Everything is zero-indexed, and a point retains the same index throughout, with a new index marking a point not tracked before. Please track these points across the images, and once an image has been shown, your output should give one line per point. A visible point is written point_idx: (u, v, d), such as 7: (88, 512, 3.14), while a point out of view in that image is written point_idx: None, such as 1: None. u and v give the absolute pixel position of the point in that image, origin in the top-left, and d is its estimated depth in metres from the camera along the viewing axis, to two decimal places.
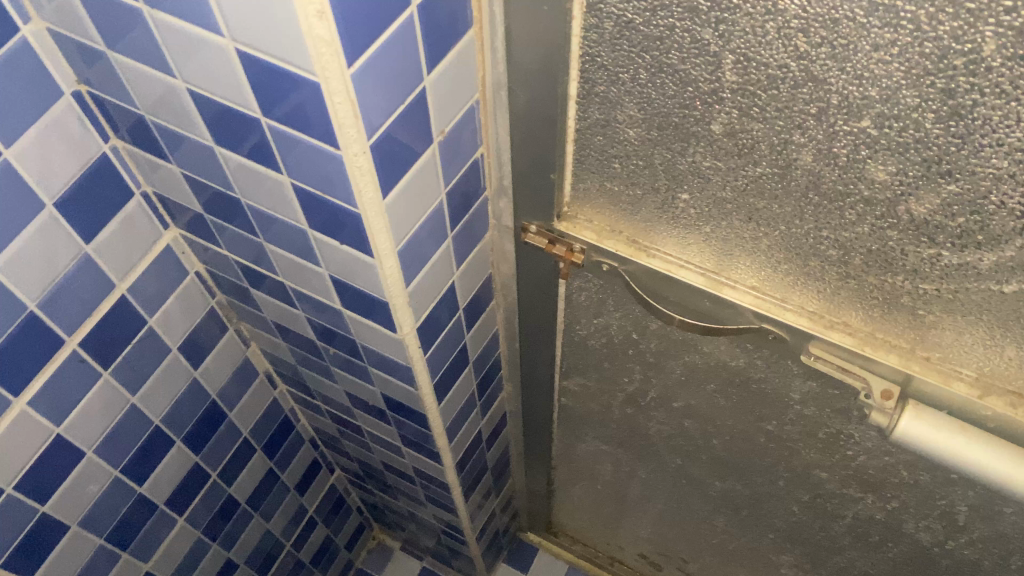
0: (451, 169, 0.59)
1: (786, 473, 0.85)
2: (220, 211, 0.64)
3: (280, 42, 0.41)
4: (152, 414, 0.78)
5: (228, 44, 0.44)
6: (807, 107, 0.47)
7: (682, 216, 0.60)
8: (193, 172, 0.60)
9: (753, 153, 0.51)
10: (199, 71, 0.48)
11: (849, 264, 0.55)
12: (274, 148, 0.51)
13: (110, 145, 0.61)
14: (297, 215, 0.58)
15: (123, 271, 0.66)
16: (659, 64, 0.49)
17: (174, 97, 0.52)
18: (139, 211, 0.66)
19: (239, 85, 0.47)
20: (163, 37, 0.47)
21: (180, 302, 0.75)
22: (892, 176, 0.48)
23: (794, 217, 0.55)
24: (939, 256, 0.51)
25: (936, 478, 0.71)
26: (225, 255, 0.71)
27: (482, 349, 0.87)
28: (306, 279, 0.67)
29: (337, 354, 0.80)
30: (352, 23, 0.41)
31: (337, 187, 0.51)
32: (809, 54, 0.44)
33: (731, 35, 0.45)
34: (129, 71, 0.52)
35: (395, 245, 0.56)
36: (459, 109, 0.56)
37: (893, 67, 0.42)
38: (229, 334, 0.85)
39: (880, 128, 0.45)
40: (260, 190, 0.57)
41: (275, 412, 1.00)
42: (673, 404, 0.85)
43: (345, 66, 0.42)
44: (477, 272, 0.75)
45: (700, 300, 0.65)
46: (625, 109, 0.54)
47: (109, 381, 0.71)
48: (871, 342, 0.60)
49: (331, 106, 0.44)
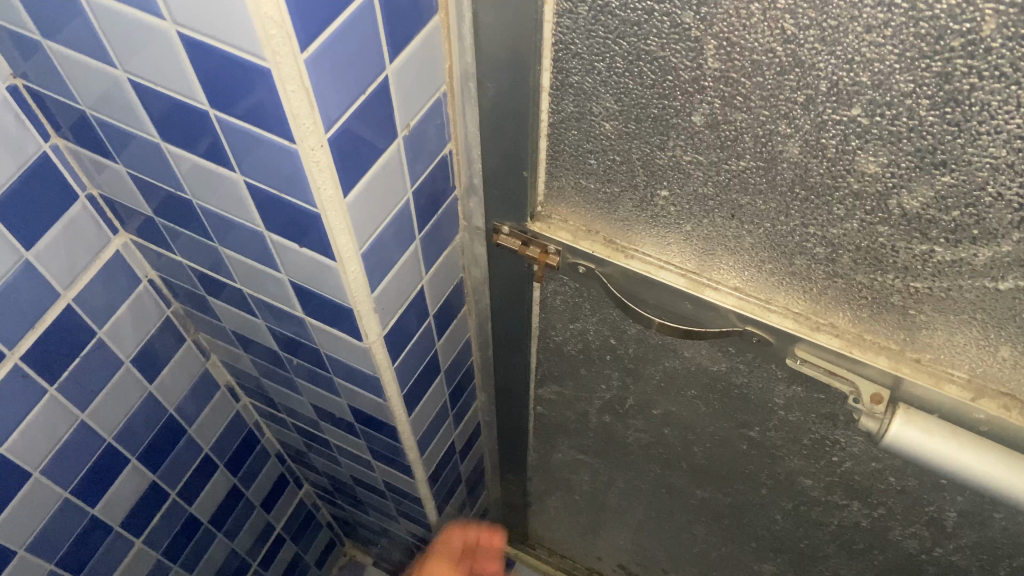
0: (419, 167, 0.56)
1: (768, 480, 0.83)
2: (172, 214, 0.60)
3: (225, 25, 0.38)
4: (103, 431, 0.74)
5: (170, 28, 0.40)
6: (794, 95, 0.44)
7: (662, 214, 0.58)
8: (140, 172, 0.56)
9: (736, 146, 0.49)
10: (141, 60, 0.44)
11: (836, 262, 0.53)
12: (226, 145, 0.48)
13: (51, 144, 0.57)
14: (253, 217, 0.54)
15: (71, 277, 0.62)
16: (637, 52, 0.46)
17: (116, 90, 0.48)
18: (84, 215, 0.62)
19: (184, 74, 0.43)
20: (100, 22, 0.43)
21: (132, 311, 0.71)
22: (883, 168, 0.45)
23: (778, 214, 0.52)
24: (932, 252, 0.48)
25: (925, 484, 0.68)
26: (179, 261, 0.67)
27: (453, 358, 0.83)
28: (264, 285, 0.63)
29: (301, 365, 0.76)
30: (306, 3, 0.37)
31: (295, 185, 0.47)
32: (796, 37, 0.41)
33: (714, 18, 0.42)
34: (65, 63, 0.48)
35: (358, 248, 0.53)
36: (426, 101, 0.53)
37: (885, 49, 0.39)
38: (186, 345, 0.81)
39: (871, 116, 0.43)
40: (212, 190, 0.54)
41: (239, 425, 0.96)
42: (652, 411, 0.83)
43: (298, 51, 0.39)
44: (448, 276, 0.72)
45: (680, 302, 0.62)
46: (601, 100, 0.51)
47: (56, 396, 0.66)
48: (859, 344, 0.57)
49: (284, 94, 0.40)
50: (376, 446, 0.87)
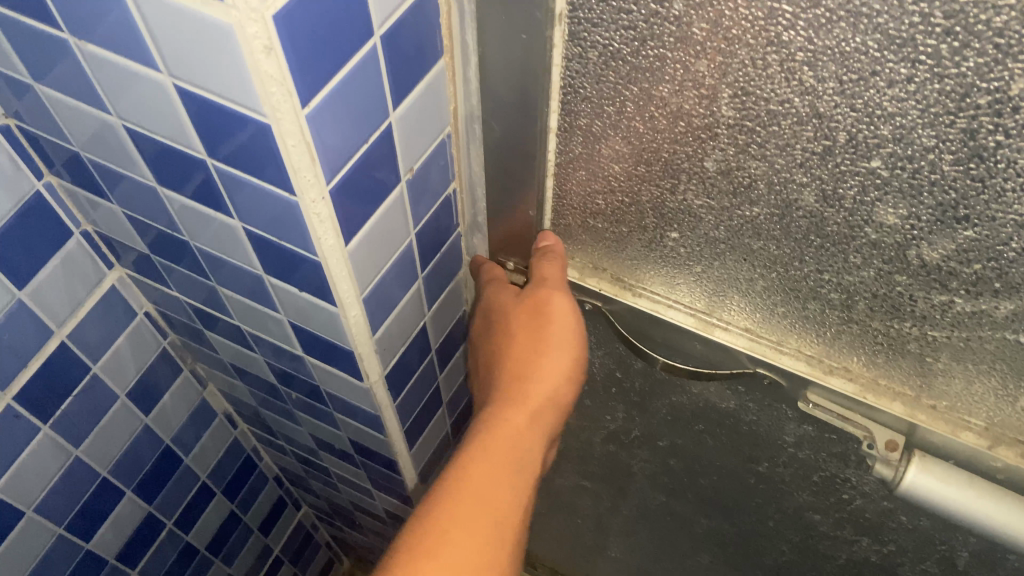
0: (424, 207, 0.54)
1: (777, 513, 0.81)
2: (167, 252, 0.58)
3: (223, 80, 0.36)
4: (98, 465, 0.72)
5: (166, 80, 0.39)
6: (811, 145, 0.43)
7: (672, 254, 0.56)
8: (135, 212, 0.55)
9: (750, 192, 0.47)
10: (135, 107, 0.42)
11: (852, 308, 0.51)
12: (223, 191, 0.46)
13: (44, 182, 0.55)
14: (251, 260, 0.52)
15: (66, 315, 0.61)
16: (648, 96, 0.45)
17: (110, 133, 0.47)
18: (79, 251, 0.60)
19: (181, 123, 0.42)
20: (93, 69, 0.41)
21: (129, 345, 0.70)
22: (902, 220, 0.44)
23: (792, 259, 0.51)
24: (951, 303, 0.47)
25: (937, 524, 0.67)
26: (176, 296, 0.65)
27: (455, 389, 0.82)
28: (263, 323, 0.62)
29: (300, 398, 0.75)
30: (309, 59, 0.36)
31: (294, 234, 0.45)
32: (815, 89, 0.40)
33: (729, 68, 0.41)
34: (59, 106, 0.47)
35: (359, 291, 0.51)
36: (431, 143, 0.50)
37: (908, 104, 0.38)
38: (183, 376, 0.79)
39: (891, 169, 0.41)
40: (209, 233, 0.52)
41: (237, 451, 0.94)
42: (658, 443, 0.81)
43: (300, 107, 0.37)
44: (452, 310, 0.70)
45: (688, 342, 0.61)
46: (611, 143, 0.50)
47: (49, 434, 0.65)
48: (874, 389, 0.56)
49: (284, 149, 0.39)
50: (376, 476, 0.86)
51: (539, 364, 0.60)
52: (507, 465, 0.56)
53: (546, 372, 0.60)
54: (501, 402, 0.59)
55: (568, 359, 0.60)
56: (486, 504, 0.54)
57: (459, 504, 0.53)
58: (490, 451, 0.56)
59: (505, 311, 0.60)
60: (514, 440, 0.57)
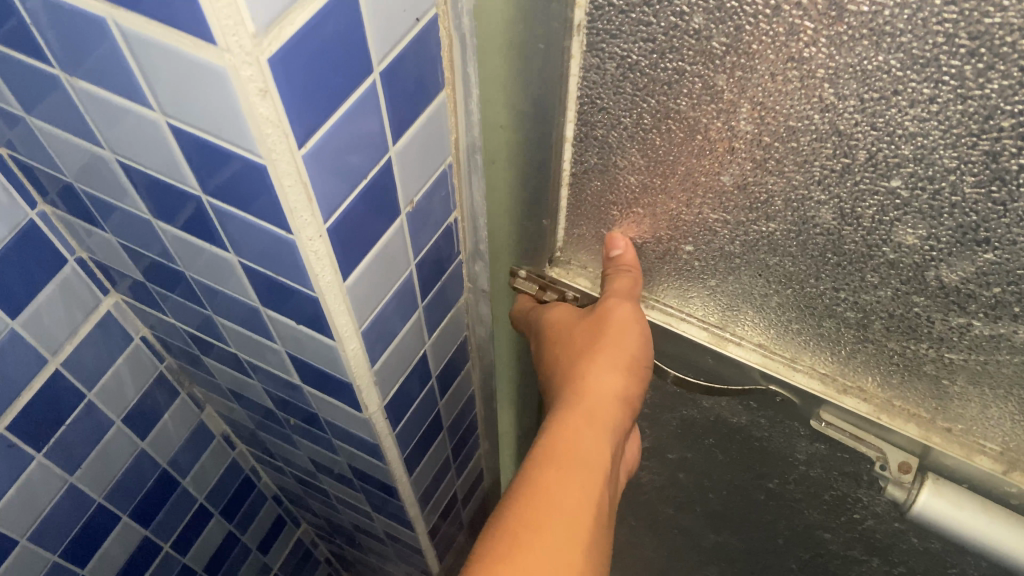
0: (428, 238, 0.54)
1: (786, 530, 0.80)
2: (162, 280, 0.58)
3: (217, 118, 0.36)
4: (93, 493, 0.73)
5: (159, 118, 0.38)
6: (831, 163, 0.42)
7: (686, 267, 0.56)
8: (128, 241, 0.55)
9: (767, 208, 0.47)
10: (127, 142, 0.42)
11: (868, 327, 0.51)
12: (217, 225, 0.45)
13: (38, 211, 0.55)
14: (247, 291, 0.52)
15: (62, 341, 0.61)
16: (666, 110, 0.45)
17: (102, 166, 0.46)
18: (74, 277, 0.60)
19: (174, 160, 0.41)
20: (83, 103, 0.41)
21: (124, 368, 0.70)
22: (922, 240, 0.43)
23: (809, 276, 0.50)
24: (969, 326, 0.46)
25: (948, 548, 0.66)
26: (172, 322, 0.65)
27: (455, 414, 0.83)
28: (261, 351, 0.62)
29: (297, 424, 0.75)
30: (305, 100, 0.35)
31: (292, 271, 0.45)
32: (835, 106, 0.39)
33: (748, 83, 0.40)
34: (50, 137, 0.46)
35: (358, 326, 0.51)
36: (432, 175, 0.50)
37: (930, 124, 0.37)
38: (179, 399, 0.80)
39: (911, 189, 0.41)
40: (203, 264, 0.52)
41: (236, 471, 0.95)
42: (667, 455, 0.81)
43: (296, 147, 0.36)
44: (455, 335, 0.70)
45: (700, 356, 0.60)
46: (627, 154, 0.49)
47: (44, 463, 0.65)
48: (887, 409, 0.55)
49: (281, 189, 0.38)
50: (376, 500, 0.86)
51: (595, 366, 0.57)
52: (572, 464, 0.52)
53: (602, 369, 0.57)
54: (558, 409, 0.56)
55: (628, 354, 0.57)
56: (551, 502, 0.49)
57: (524, 511, 0.49)
58: (555, 452, 0.53)
59: (561, 322, 0.61)
60: (577, 439, 0.54)
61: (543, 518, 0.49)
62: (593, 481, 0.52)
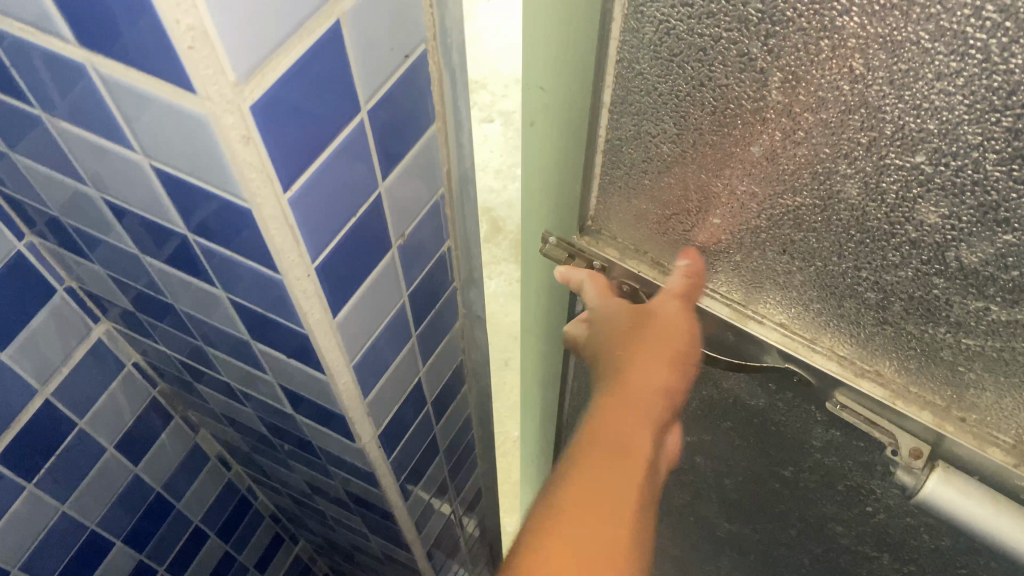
0: (408, 273, 0.64)
1: (799, 522, 0.81)
2: (149, 306, 0.68)
3: (204, 168, 0.44)
4: (87, 519, 0.83)
5: (141, 158, 0.46)
6: (858, 135, 0.43)
7: (711, 241, 0.57)
8: (116, 270, 0.64)
9: (794, 180, 0.48)
10: (111, 181, 0.50)
11: (887, 309, 0.51)
12: (202, 258, 0.54)
13: (26, 241, 0.64)
14: (228, 314, 0.61)
15: (48, 377, 0.70)
16: (701, 77, 0.46)
17: (83, 201, 0.55)
18: (64, 305, 0.70)
19: (155, 193, 0.49)
20: (66, 142, 0.48)
21: (115, 400, 0.80)
22: (943, 219, 0.44)
23: (832, 253, 0.51)
24: (987, 310, 0.47)
25: (959, 546, 0.66)
26: (163, 348, 0.76)
27: (446, 441, 0.98)
28: (251, 378, 0.73)
29: (291, 449, 0.88)
30: (288, 150, 0.43)
31: (281, 309, 0.55)
32: (865, 77, 0.40)
33: (782, 51, 0.42)
34: (38, 175, 0.55)
35: (347, 359, 0.62)
36: (418, 214, 0.61)
37: (955, 99, 0.38)
38: (174, 423, 0.91)
39: (935, 165, 0.42)
40: (188, 292, 0.61)
41: (233, 491, 1.07)
42: (685, 438, 0.82)
43: (281, 191, 0.45)
44: (439, 364, 0.83)
45: (722, 332, 0.61)
46: (660, 121, 0.51)
47: (35, 493, 0.75)
48: (904, 396, 0.55)
49: (268, 230, 0.46)
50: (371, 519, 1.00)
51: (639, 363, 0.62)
52: (614, 458, 0.58)
53: (646, 367, 0.62)
54: (605, 402, 0.62)
55: (671, 350, 0.61)
56: (597, 492, 0.56)
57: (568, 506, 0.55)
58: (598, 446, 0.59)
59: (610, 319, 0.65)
60: (620, 429, 0.60)
61: (585, 512, 0.55)
62: (638, 473, 0.58)
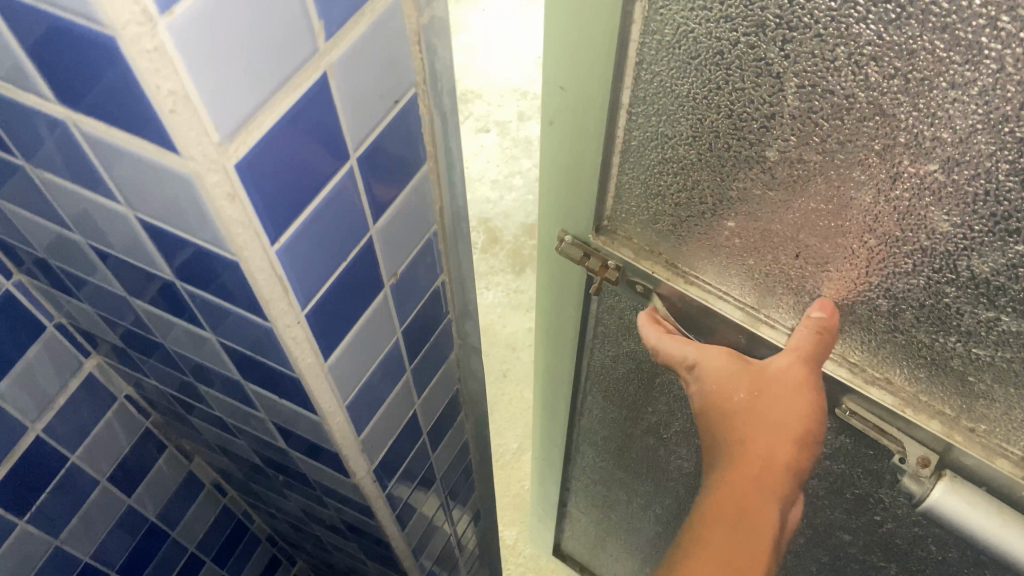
0: (396, 303, 0.70)
1: (807, 530, 0.81)
2: (135, 340, 0.74)
3: (190, 224, 0.48)
4: (79, 552, 0.94)
5: (127, 211, 0.50)
6: (872, 143, 0.43)
7: (725, 245, 0.57)
8: (103, 306, 0.69)
9: (808, 186, 0.48)
10: (94, 229, 0.55)
11: (898, 316, 0.52)
12: (188, 302, 0.60)
13: (16, 281, 0.71)
14: (215, 350, 0.67)
15: (39, 414, 0.79)
16: (717, 81, 0.46)
17: (68, 244, 0.60)
18: (55, 341, 0.78)
19: (137, 237, 0.53)
20: (51, 193, 0.53)
21: (105, 438, 0.90)
22: (956, 228, 0.44)
23: (844, 259, 0.51)
24: (997, 321, 0.47)
25: (966, 558, 0.66)
26: (151, 379, 0.84)
27: (446, 471, 1.11)
28: (245, 416, 0.82)
29: (281, 477, 0.97)
30: (274, 207, 0.47)
31: (273, 355, 0.61)
32: (880, 85, 0.40)
33: (798, 56, 0.42)
34: (27, 226, 0.61)
35: (338, 399, 0.69)
36: (409, 252, 0.68)
37: (970, 108, 0.39)
38: (164, 451, 1.01)
39: (949, 173, 0.42)
40: (174, 329, 0.67)
41: (230, 514, 1.20)
42: (696, 440, 0.82)
43: (267, 243, 0.49)
44: (436, 392, 0.93)
45: (735, 333, 0.62)
46: (675, 124, 0.51)
47: (29, 531, 0.85)
48: (913, 404, 0.55)
49: (257, 282, 0.51)
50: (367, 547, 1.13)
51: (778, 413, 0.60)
52: (742, 534, 0.62)
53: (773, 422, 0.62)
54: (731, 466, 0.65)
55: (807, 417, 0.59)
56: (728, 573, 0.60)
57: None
58: (719, 518, 0.63)
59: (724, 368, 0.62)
60: (747, 504, 0.63)
61: None
62: (764, 552, 0.61)
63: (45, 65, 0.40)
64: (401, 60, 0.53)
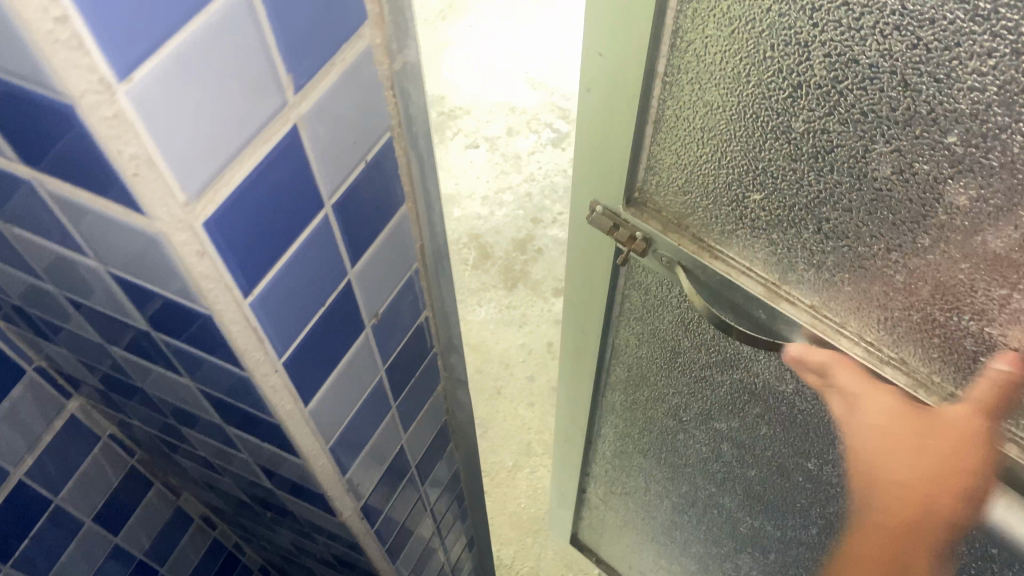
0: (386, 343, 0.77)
1: (819, 520, 0.80)
2: (120, 379, 0.76)
3: (158, 277, 0.50)
4: None
5: (97, 263, 0.52)
6: (892, 115, 0.45)
7: (752, 218, 0.59)
8: (81, 345, 0.71)
9: (830, 157, 0.50)
10: (62, 275, 0.56)
11: (912, 293, 0.53)
12: (172, 357, 0.63)
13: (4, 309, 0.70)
14: (202, 398, 0.70)
15: None
16: (750, 48, 0.48)
17: (44, 283, 0.59)
18: None
19: (108, 284, 0.54)
20: (22, 244, 0.54)
21: None
22: (974, 202, 0.45)
23: (864, 232, 0.53)
24: (1009, 298, 0.48)
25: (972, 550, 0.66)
26: (134, 409, 0.84)
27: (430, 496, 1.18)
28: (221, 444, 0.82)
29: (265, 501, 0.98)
30: (245, 263, 0.51)
31: (244, 392, 0.63)
32: (901, 54, 0.42)
33: (826, 24, 0.44)
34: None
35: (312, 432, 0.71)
36: (388, 294, 0.73)
37: (988, 80, 0.40)
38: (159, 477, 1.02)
39: (966, 146, 0.43)
40: (155, 372, 0.69)
41: (219, 546, 1.30)
42: (714, 424, 0.84)
43: (240, 297, 0.52)
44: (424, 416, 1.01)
45: (755, 306, 0.63)
46: (708, 92, 0.53)
47: None
48: (926, 386, 0.56)
49: (225, 323, 0.53)
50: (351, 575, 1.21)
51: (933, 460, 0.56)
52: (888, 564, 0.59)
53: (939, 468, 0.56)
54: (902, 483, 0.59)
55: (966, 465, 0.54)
56: None
57: None
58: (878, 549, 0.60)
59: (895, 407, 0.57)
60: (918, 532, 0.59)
61: None
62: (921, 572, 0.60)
63: (16, 136, 0.42)
64: (373, 108, 0.58)
